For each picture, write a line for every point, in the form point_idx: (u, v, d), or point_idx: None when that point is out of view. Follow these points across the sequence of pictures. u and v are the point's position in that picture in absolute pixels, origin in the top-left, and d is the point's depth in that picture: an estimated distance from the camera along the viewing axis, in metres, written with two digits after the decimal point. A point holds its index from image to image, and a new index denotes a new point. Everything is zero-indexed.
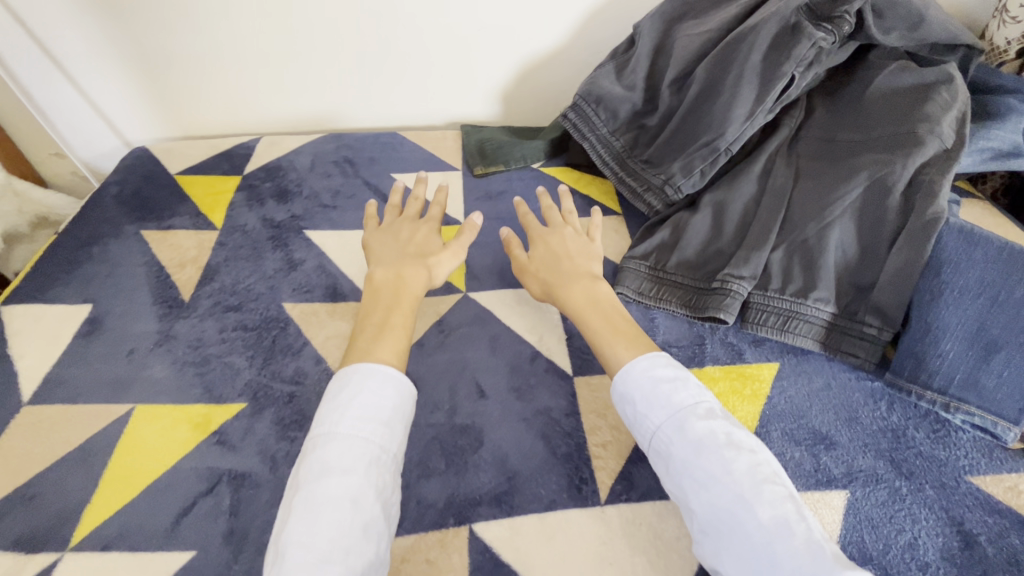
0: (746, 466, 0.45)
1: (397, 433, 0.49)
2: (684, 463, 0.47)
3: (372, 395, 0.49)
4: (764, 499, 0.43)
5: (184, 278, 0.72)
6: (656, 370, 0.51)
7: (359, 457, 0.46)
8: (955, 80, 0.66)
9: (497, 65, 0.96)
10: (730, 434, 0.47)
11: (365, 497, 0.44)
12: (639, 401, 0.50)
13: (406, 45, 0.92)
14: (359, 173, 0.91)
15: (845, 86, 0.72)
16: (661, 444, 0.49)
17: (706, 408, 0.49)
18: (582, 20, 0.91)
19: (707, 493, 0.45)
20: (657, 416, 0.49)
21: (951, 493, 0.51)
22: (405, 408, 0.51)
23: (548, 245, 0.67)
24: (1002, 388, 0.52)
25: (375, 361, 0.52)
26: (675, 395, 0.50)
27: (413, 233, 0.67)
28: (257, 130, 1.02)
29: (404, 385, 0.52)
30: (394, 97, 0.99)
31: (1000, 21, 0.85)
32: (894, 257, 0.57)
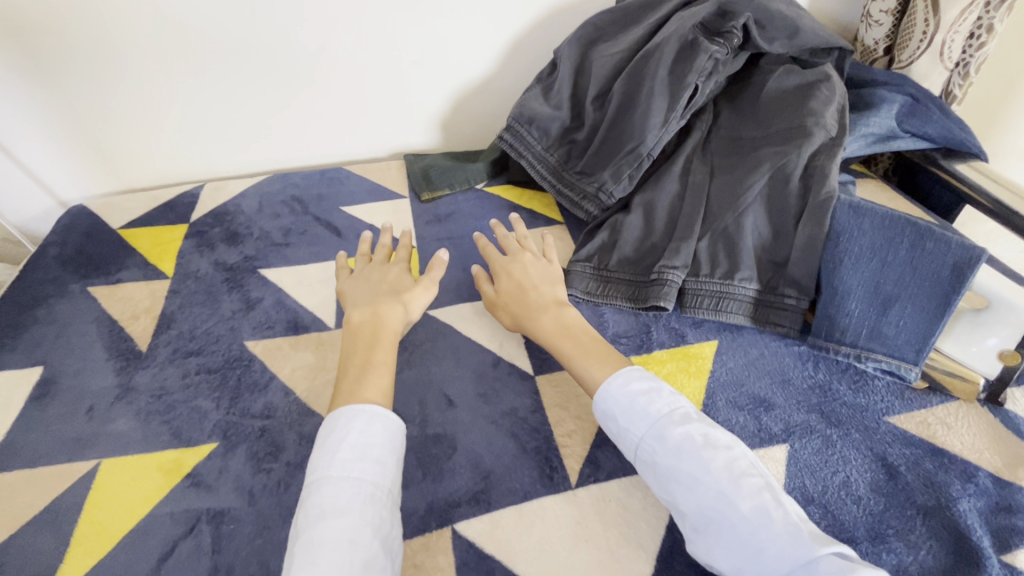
0: (723, 462, 0.50)
1: (389, 467, 0.51)
2: (668, 468, 0.50)
3: (361, 435, 0.52)
4: (743, 491, 0.48)
5: (139, 329, 0.72)
6: (632, 385, 0.55)
7: (353, 496, 0.48)
8: (833, 78, 0.76)
9: (432, 96, 1.01)
10: (706, 434, 0.51)
11: (364, 532, 0.46)
12: (621, 415, 0.54)
13: (341, 84, 0.96)
14: (308, 210, 0.93)
15: (743, 91, 0.81)
16: (645, 452, 0.53)
17: (681, 413, 0.53)
18: (506, 49, 0.99)
19: (693, 492, 0.49)
20: (638, 427, 0.53)
21: (873, 433, 0.58)
22: (395, 444, 0.53)
23: (512, 276, 0.70)
24: (901, 335, 0.59)
25: (363, 401, 0.55)
26: (651, 405, 0.54)
27: (386, 275, 0.71)
28: (199, 178, 1.02)
29: (392, 421, 0.54)
30: (336, 134, 1.02)
31: (867, 25, 0.98)
32: (801, 233, 0.65)
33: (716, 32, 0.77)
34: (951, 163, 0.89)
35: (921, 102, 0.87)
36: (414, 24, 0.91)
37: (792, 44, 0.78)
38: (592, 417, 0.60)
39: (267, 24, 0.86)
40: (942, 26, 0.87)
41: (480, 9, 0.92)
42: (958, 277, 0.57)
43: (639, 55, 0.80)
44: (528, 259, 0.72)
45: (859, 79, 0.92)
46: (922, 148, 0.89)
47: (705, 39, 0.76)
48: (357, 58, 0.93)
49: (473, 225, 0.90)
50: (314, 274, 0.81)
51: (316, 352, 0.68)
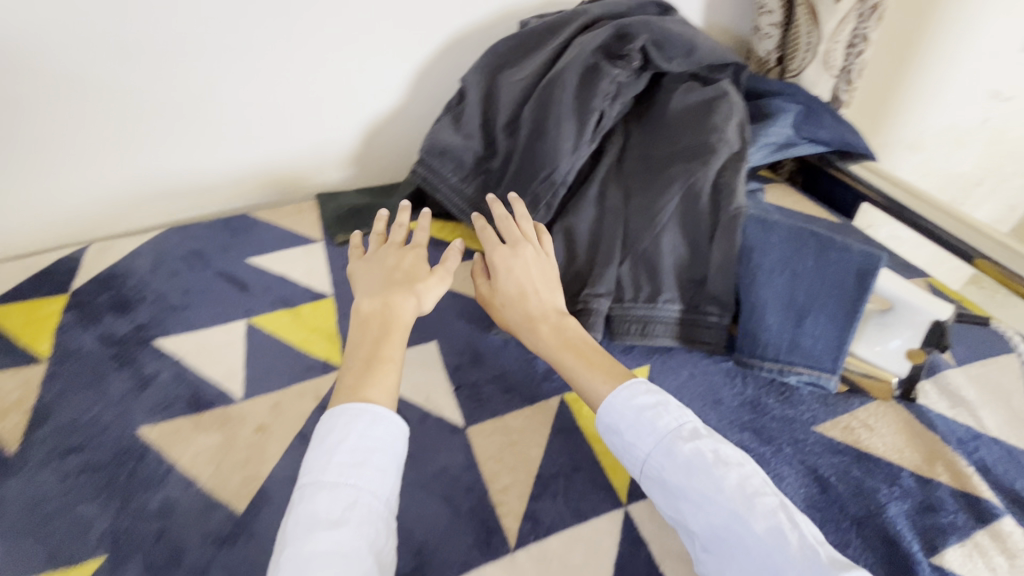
0: (734, 480, 0.49)
1: (389, 475, 0.50)
2: (677, 487, 0.50)
3: (367, 439, 0.50)
4: (756, 511, 0.47)
5: (7, 428, 0.62)
6: (638, 398, 0.54)
7: (348, 504, 0.47)
8: (731, 94, 0.78)
9: (339, 131, 0.96)
10: (716, 450, 0.51)
11: (358, 541, 0.45)
12: (626, 431, 0.53)
13: (236, 126, 0.89)
14: (210, 265, 0.85)
15: (651, 109, 0.82)
16: (653, 471, 0.52)
17: (690, 429, 0.52)
18: (412, 79, 0.95)
19: (705, 513, 0.48)
20: (644, 443, 0.52)
21: (803, 446, 0.58)
22: (399, 451, 0.52)
23: (511, 274, 0.65)
24: (818, 343, 0.60)
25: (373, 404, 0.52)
26: (659, 420, 0.53)
27: (395, 259, 0.66)
28: (83, 238, 0.91)
29: (398, 428, 0.53)
30: (237, 178, 0.95)
31: (760, 35, 1.01)
32: (716, 251, 0.65)
33: (617, 54, 0.78)
34: (846, 163, 0.95)
35: (814, 109, 0.91)
36: (309, 59, 0.86)
37: (689, 62, 0.80)
38: (529, 465, 0.57)
39: (140, 70, 0.79)
40: (825, 36, 0.93)
41: (379, 39, 0.88)
42: (862, 282, 0.59)
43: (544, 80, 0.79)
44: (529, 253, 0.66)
45: (756, 91, 0.95)
46: (820, 151, 0.94)
47: (605, 63, 0.77)
48: (249, 98, 0.87)
49: None
50: (218, 337, 0.73)
51: (222, 431, 0.62)
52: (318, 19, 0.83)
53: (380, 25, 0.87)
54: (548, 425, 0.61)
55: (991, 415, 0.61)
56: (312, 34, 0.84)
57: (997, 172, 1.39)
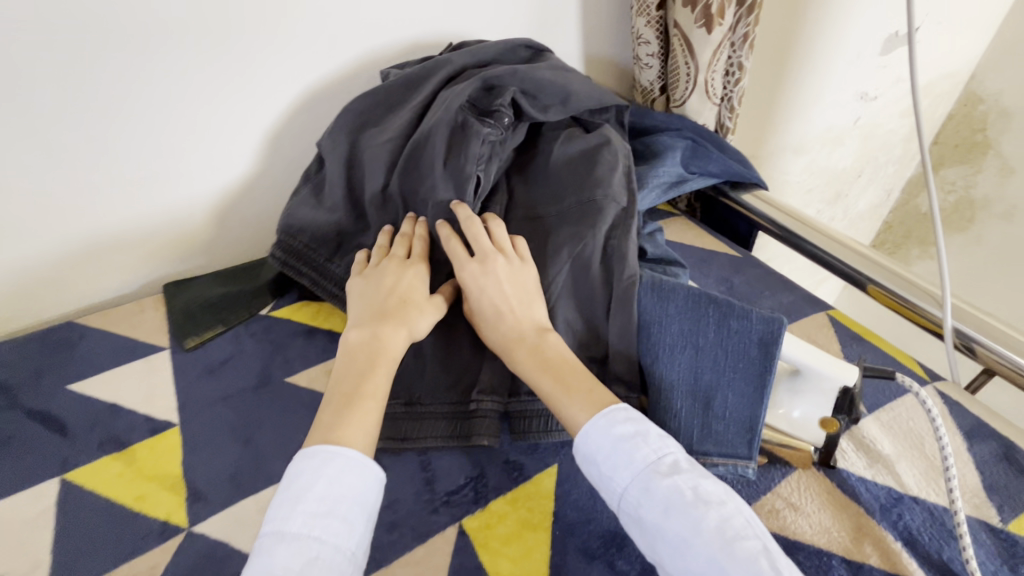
0: (716, 520, 0.43)
1: (359, 531, 0.45)
2: (654, 527, 0.45)
3: (333, 483, 0.46)
4: (735, 556, 0.41)
5: None
6: (616, 426, 0.49)
7: (306, 557, 0.42)
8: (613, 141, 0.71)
9: (182, 211, 0.81)
10: (697, 487, 0.45)
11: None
12: (602, 462, 0.49)
13: (33, 228, 0.71)
14: (15, 400, 0.68)
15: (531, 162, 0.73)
16: (630, 506, 0.47)
17: (669, 462, 0.47)
18: (263, 143, 0.82)
19: (682, 556, 0.43)
20: (621, 476, 0.47)
21: None
22: (370, 497, 0.47)
23: (482, 297, 0.59)
24: (730, 426, 0.54)
25: (343, 448, 0.48)
26: (637, 452, 0.48)
27: (388, 280, 0.61)
28: None
29: (370, 469, 0.48)
30: (53, 283, 0.77)
31: (640, 65, 0.99)
32: (613, 326, 0.59)
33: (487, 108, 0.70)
34: (739, 192, 0.93)
35: (701, 144, 0.89)
36: (120, 140, 0.71)
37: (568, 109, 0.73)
38: None
39: None
40: (702, 66, 0.90)
41: (208, 107, 0.74)
42: (766, 353, 0.54)
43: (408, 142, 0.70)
44: (504, 268, 0.59)
45: (641, 127, 0.92)
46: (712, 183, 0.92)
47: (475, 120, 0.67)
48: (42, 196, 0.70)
49: (259, 367, 0.72)
50: (19, 509, 0.57)
51: None
52: (123, 93, 0.68)
53: (206, 91, 0.73)
54: (444, 569, 0.51)
55: (908, 468, 0.58)
56: (118, 112, 0.69)
57: (873, 163, 1.46)
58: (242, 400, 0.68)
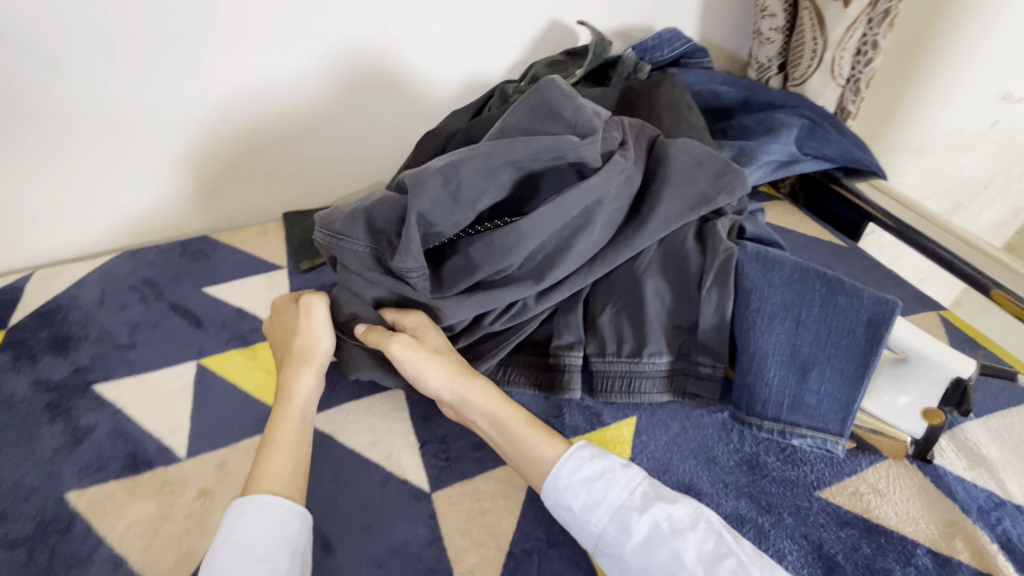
0: (693, 551, 0.44)
1: (282, 562, 0.45)
2: (640, 566, 0.44)
3: (247, 529, 0.46)
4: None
5: None
6: (584, 470, 0.49)
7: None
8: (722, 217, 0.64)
9: (306, 150, 0.89)
10: (671, 517, 0.46)
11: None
12: (576, 507, 0.47)
13: (202, 159, 0.84)
14: (162, 296, 0.78)
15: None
16: (609, 548, 0.46)
17: (641, 496, 0.47)
18: (386, 94, 0.88)
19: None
20: (598, 518, 0.47)
21: (807, 516, 0.52)
22: (292, 534, 0.47)
23: (424, 372, 0.56)
24: (823, 403, 0.54)
25: (255, 496, 0.48)
26: (610, 493, 0.47)
27: (300, 330, 0.61)
28: (32, 261, 0.86)
29: (288, 508, 0.48)
30: (197, 200, 0.88)
31: (759, 40, 0.95)
32: (708, 298, 0.58)
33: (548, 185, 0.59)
34: (852, 180, 0.88)
35: (819, 123, 0.84)
36: (274, 79, 0.80)
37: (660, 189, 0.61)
38: (499, 540, 0.51)
39: (75, 85, 0.72)
40: (831, 43, 0.86)
41: (353, 71, 0.83)
42: (874, 333, 0.52)
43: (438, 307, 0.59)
44: (422, 330, 0.58)
45: (756, 102, 0.87)
46: (823, 168, 0.87)
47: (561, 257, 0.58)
48: (215, 132, 0.82)
49: None
50: (164, 382, 0.67)
51: (159, 498, 0.55)
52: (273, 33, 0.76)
53: (356, 53, 0.82)
54: (523, 490, 0.55)
55: (1016, 477, 0.54)
56: (268, 48, 0.77)
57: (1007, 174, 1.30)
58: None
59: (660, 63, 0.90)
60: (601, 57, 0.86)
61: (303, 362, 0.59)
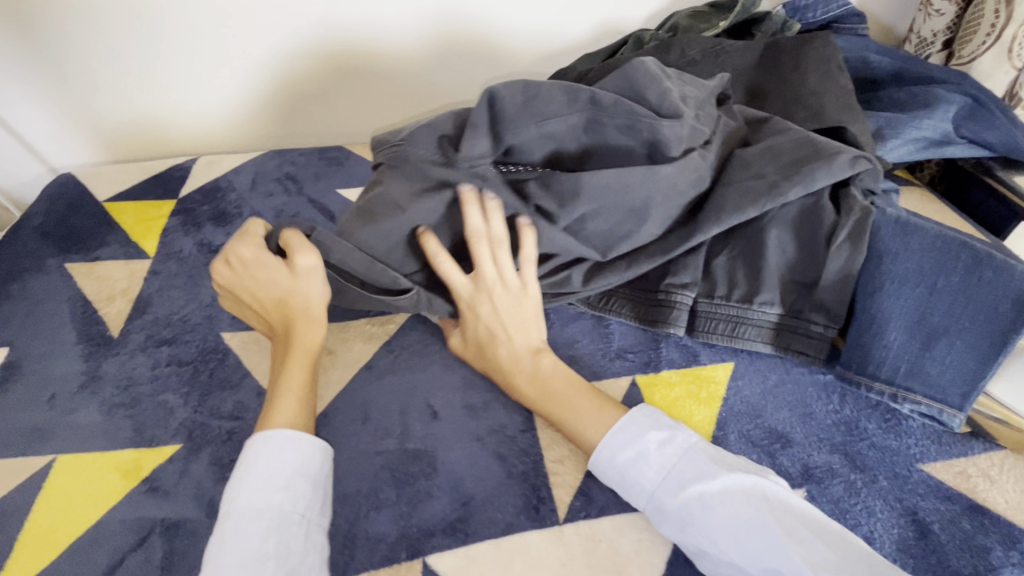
0: (744, 516, 0.45)
1: (309, 493, 0.47)
2: (690, 530, 0.46)
3: (268, 461, 0.47)
4: (775, 549, 0.43)
5: (113, 312, 0.67)
6: (620, 453, 0.49)
7: (254, 534, 0.44)
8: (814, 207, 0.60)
9: (439, 75, 0.91)
10: (718, 482, 0.47)
11: (261, 567, 0.42)
12: (626, 468, 0.49)
13: (348, 74, 0.89)
14: (302, 190, 0.87)
15: (795, 104, 0.70)
16: (660, 509, 0.47)
17: (686, 460, 0.48)
18: (524, 26, 0.88)
19: (721, 558, 0.44)
20: (648, 480, 0.48)
21: (905, 483, 0.51)
22: (313, 466, 0.48)
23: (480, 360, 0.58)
24: (945, 374, 0.53)
25: (271, 433, 0.49)
26: (657, 458, 0.49)
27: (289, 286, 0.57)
28: (185, 151, 0.95)
29: (305, 443, 0.49)
30: (332, 112, 0.93)
31: (926, 13, 0.88)
32: (837, 255, 0.57)
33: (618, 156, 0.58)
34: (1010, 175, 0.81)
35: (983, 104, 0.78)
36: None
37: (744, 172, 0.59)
38: None
39: None
40: (1015, 20, 0.77)
41: None
42: (1019, 311, 0.50)
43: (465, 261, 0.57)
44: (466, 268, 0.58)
45: (915, 76, 0.81)
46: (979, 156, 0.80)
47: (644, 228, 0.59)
48: (363, 48, 0.86)
49: None
50: None
51: None
52: None
53: None
54: None
55: None
56: None
57: None
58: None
59: (811, 25, 0.86)
60: (749, 11, 0.84)
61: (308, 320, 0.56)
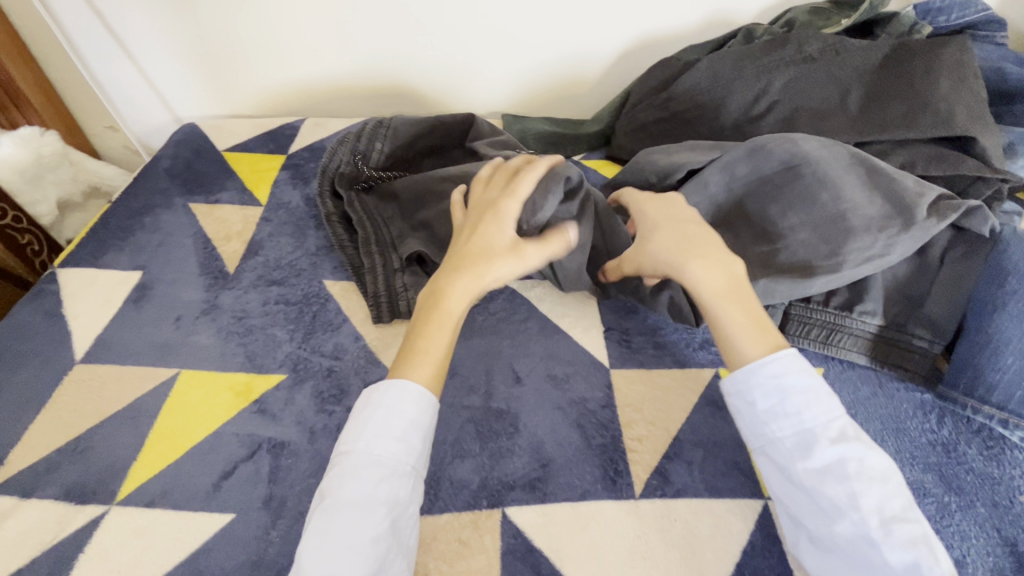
0: (874, 500, 0.43)
1: (422, 451, 0.48)
2: (807, 486, 0.44)
3: (389, 413, 0.47)
4: (894, 539, 0.41)
5: (229, 251, 0.73)
6: (788, 381, 0.47)
7: (370, 479, 0.45)
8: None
9: (543, 58, 0.93)
10: (862, 462, 0.44)
11: (375, 512, 0.43)
12: (761, 407, 0.47)
13: (454, 51, 0.91)
14: None
15: (922, 109, 0.67)
16: (779, 456, 0.46)
17: (836, 429, 0.46)
18: (636, 17, 0.88)
19: (829, 521, 0.43)
20: (779, 426, 0.47)
21: (1004, 513, 0.49)
22: (426, 420, 0.48)
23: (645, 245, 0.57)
24: None
25: (409, 382, 0.49)
26: (804, 411, 0.46)
27: (488, 247, 0.54)
28: (297, 112, 1.02)
29: (425, 397, 0.48)
30: (437, 88, 0.97)
31: None
32: (946, 270, 0.57)
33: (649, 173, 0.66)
34: None
35: None
36: None
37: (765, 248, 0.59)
38: (668, 425, 0.55)
39: None
40: None
41: None
42: None
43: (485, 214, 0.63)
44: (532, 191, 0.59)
45: None
46: None
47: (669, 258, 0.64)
48: (475, 29, 0.88)
49: None
50: None
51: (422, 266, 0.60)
52: None
53: None
54: (696, 394, 0.57)
55: None
56: None
57: None
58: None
59: (942, 30, 0.79)
60: (874, 12, 0.79)
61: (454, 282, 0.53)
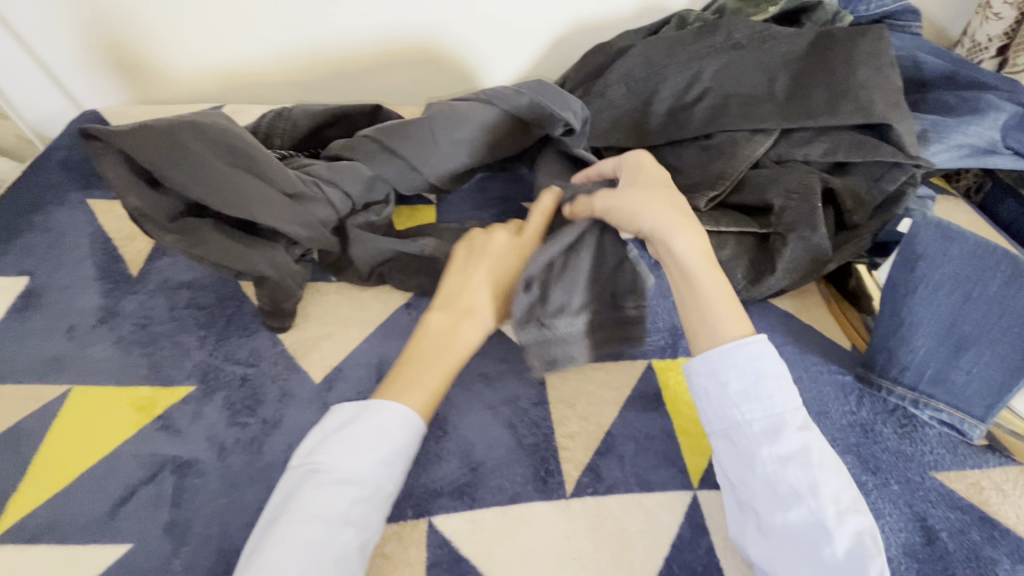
0: (833, 490, 0.43)
1: (397, 471, 0.45)
2: (765, 469, 0.44)
3: (368, 432, 0.44)
4: (845, 530, 0.42)
5: (133, 251, 0.66)
6: (762, 363, 0.47)
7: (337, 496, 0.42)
8: (815, 189, 0.64)
9: (478, 42, 0.89)
10: (823, 452, 0.45)
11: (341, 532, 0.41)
12: (732, 390, 0.47)
13: (382, 33, 0.86)
14: None
15: (843, 96, 0.68)
16: (740, 439, 0.46)
17: (802, 419, 0.46)
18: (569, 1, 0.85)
19: (784, 507, 0.43)
20: (748, 410, 0.47)
21: (916, 489, 0.51)
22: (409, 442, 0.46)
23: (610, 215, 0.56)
24: (971, 384, 0.53)
25: (400, 404, 0.46)
26: (775, 397, 0.47)
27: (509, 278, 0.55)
28: (215, 98, 0.94)
29: (414, 420, 0.46)
30: (368, 73, 0.92)
31: (983, 17, 0.82)
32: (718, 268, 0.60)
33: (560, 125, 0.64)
34: None
35: None
36: None
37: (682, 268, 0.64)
38: (600, 420, 0.54)
39: None
40: None
41: None
42: None
43: (292, 204, 0.57)
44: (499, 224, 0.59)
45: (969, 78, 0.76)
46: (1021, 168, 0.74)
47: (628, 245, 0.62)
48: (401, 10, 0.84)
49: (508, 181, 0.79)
50: None
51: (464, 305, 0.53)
52: None
53: None
54: (628, 387, 0.57)
55: None
56: None
57: None
58: (489, 186, 0.75)
59: (862, 19, 0.81)
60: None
61: (461, 315, 0.52)
